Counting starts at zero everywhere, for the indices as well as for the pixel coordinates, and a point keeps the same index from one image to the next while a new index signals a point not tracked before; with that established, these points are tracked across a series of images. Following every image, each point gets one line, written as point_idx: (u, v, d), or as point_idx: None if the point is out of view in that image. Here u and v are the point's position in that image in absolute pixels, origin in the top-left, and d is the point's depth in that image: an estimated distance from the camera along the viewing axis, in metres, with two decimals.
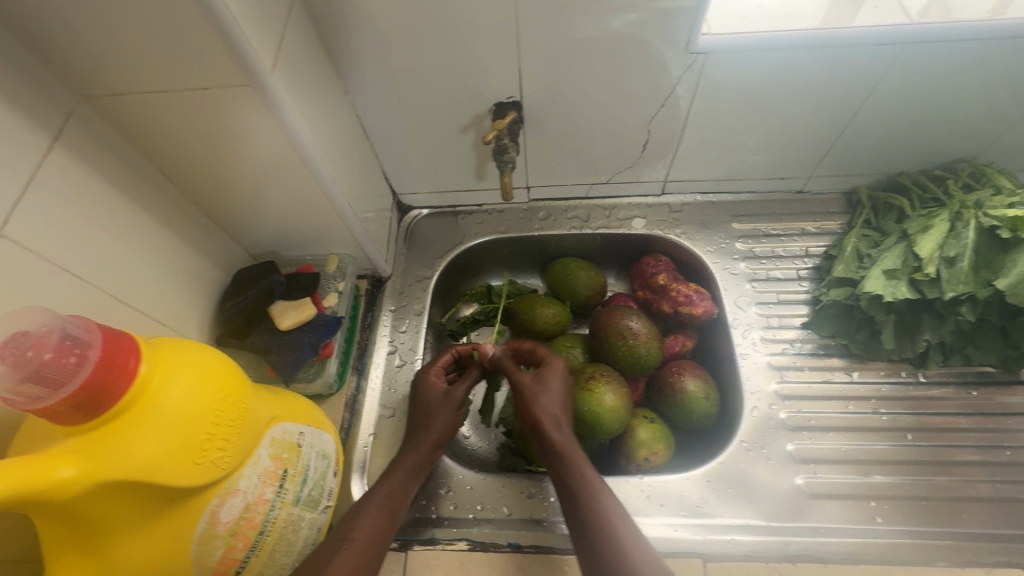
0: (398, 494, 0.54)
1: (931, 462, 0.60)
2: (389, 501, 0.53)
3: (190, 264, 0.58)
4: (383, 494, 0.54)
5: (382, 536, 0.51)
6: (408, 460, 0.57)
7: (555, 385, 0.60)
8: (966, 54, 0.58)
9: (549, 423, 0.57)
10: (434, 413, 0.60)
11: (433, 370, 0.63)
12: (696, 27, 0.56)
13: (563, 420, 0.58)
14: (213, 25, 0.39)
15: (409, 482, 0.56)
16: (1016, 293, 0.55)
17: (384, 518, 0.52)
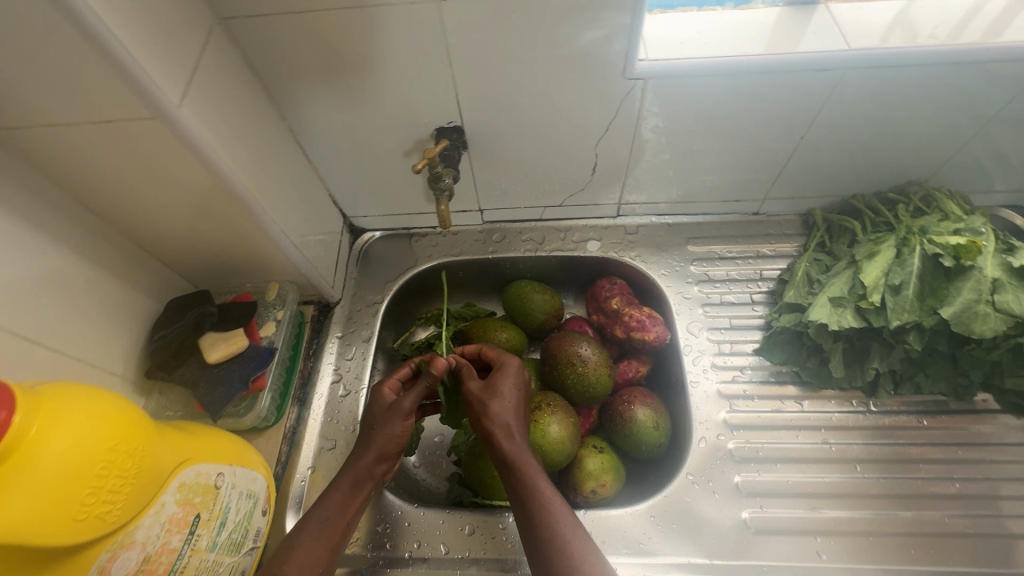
0: (334, 522, 0.52)
1: (879, 495, 0.59)
2: (325, 531, 0.51)
3: (119, 297, 0.57)
4: (319, 521, 0.52)
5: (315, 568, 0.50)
6: (346, 482, 0.54)
7: (505, 391, 0.56)
8: (907, 79, 0.57)
9: (500, 433, 0.53)
10: (381, 429, 0.56)
11: (388, 384, 0.59)
12: (632, 53, 0.55)
13: (516, 429, 0.54)
14: (111, 64, 0.40)
15: (348, 506, 0.53)
16: (959, 322, 0.55)
17: (318, 552, 0.50)
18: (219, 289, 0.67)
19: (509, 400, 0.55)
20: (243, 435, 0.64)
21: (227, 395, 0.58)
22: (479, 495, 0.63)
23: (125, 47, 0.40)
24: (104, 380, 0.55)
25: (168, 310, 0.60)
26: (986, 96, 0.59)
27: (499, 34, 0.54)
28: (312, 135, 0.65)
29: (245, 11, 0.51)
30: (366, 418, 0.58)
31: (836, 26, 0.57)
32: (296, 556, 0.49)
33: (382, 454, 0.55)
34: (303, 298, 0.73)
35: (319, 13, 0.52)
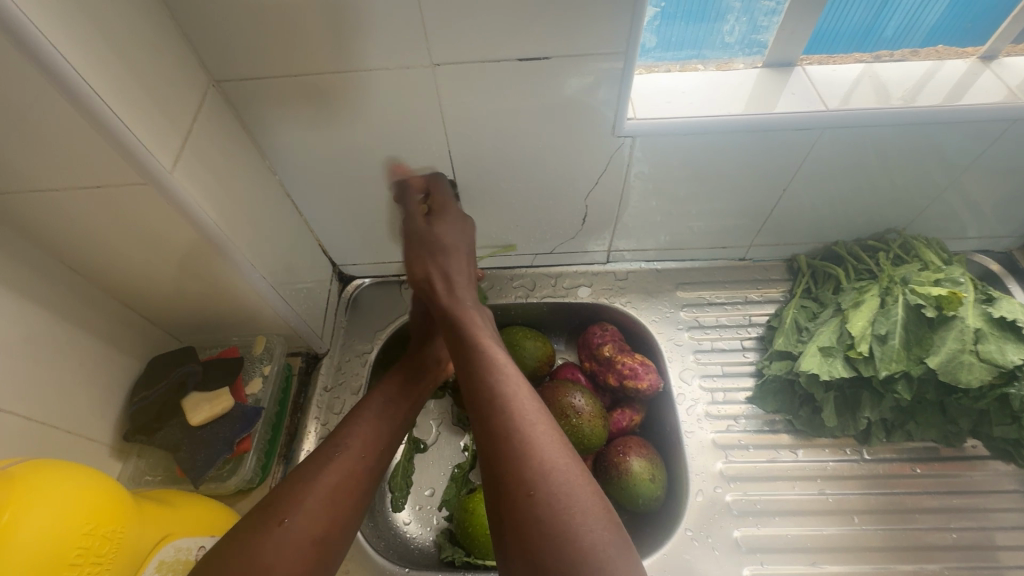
0: (394, 403, 0.58)
1: (877, 547, 0.59)
2: (383, 412, 0.57)
3: (99, 359, 0.55)
4: (380, 404, 0.57)
5: (377, 444, 0.54)
6: (405, 370, 0.62)
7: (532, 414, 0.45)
8: (882, 137, 0.60)
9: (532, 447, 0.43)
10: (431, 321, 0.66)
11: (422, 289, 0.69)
12: (621, 113, 0.57)
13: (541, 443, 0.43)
14: (106, 135, 0.40)
15: (408, 390, 0.60)
16: (946, 372, 0.56)
17: (380, 430, 0.55)
18: (204, 344, 0.66)
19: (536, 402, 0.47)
20: (227, 498, 0.62)
21: (211, 458, 0.56)
22: (472, 553, 0.62)
23: (122, 120, 0.41)
24: (80, 447, 0.53)
25: (149, 371, 0.59)
26: (953, 152, 0.62)
27: (492, 95, 0.55)
28: (304, 188, 0.65)
29: (242, 74, 0.53)
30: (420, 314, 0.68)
31: (813, 88, 0.60)
32: (359, 433, 0.54)
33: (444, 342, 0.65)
34: (291, 349, 0.71)
35: (315, 75, 0.53)
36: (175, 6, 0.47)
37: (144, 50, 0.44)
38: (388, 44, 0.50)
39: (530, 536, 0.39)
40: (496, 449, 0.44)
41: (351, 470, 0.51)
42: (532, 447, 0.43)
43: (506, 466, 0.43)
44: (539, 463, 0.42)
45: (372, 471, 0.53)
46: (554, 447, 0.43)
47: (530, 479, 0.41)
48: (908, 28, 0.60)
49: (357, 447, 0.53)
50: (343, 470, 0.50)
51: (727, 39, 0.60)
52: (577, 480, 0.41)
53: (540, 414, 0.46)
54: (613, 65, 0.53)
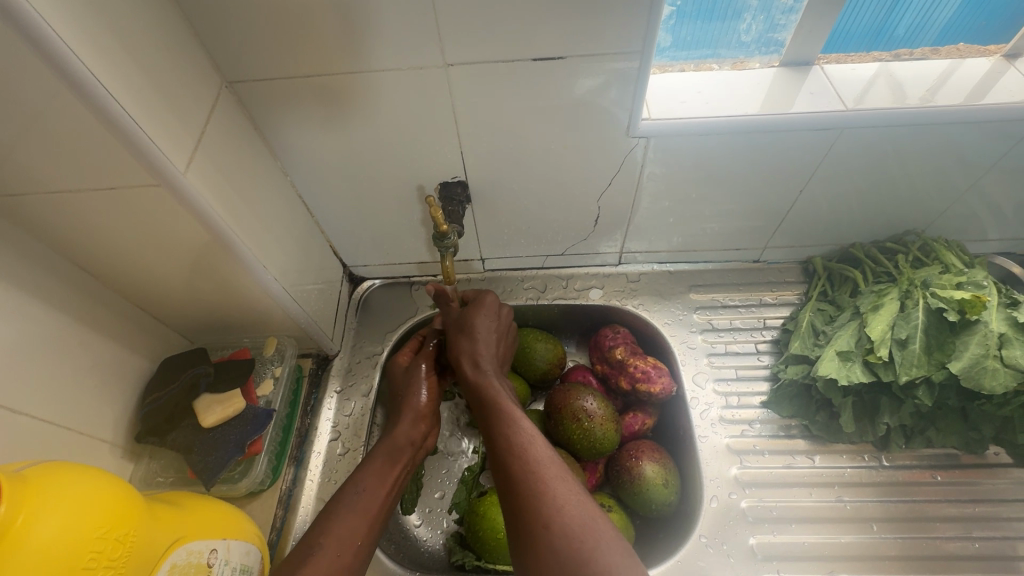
0: (372, 494, 0.52)
1: (897, 556, 0.58)
2: (362, 505, 0.51)
3: (112, 360, 0.55)
4: (355, 495, 0.51)
5: (354, 543, 0.48)
6: (383, 451, 0.57)
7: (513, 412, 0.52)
8: (903, 137, 0.58)
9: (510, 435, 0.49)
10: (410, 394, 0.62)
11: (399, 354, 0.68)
12: (635, 113, 0.56)
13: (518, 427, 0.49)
14: (119, 136, 0.40)
15: (384, 477, 0.54)
16: (969, 377, 0.55)
17: (357, 527, 0.49)
18: (216, 346, 0.66)
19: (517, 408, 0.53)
20: (237, 500, 0.62)
21: (223, 460, 0.56)
22: (483, 558, 0.61)
23: (135, 121, 0.41)
24: (93, 448, 0.53)
25: (161, 372, 0.59)
26: (976, 153, 0.60)
27: (504, 96, 0.55)
28: (315, 189, 0.65)
29: (255, 75, 0.52)
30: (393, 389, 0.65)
31: (832, 88, 0.59)
32: (336, 528, 0.48)
33: (417, 418, 0.61)
34: (301, 351, 0.71)
35: (327, 76, 0.53)
36: (188, 8, 0.47)
37: (157, 51, 0.44)
38: (400, 44, 0.50)
39: (531, 530, 0.41)
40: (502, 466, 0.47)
41: (330, 572, 0.46)
42: (522, 446, 0.47)
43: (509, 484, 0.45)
44: (535, 477, 0.44)
45: (351, 575, 0.47)
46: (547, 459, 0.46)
47: (527, 493, 0.43)
48: (928, 28, 0.58)
49: (334, 544, 0.47)
50: (322, 573, 0.45)
51: (743, 38, 0.60)
52: (565, 481, 0.43)
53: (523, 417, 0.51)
54: (628, 65, 0.52)
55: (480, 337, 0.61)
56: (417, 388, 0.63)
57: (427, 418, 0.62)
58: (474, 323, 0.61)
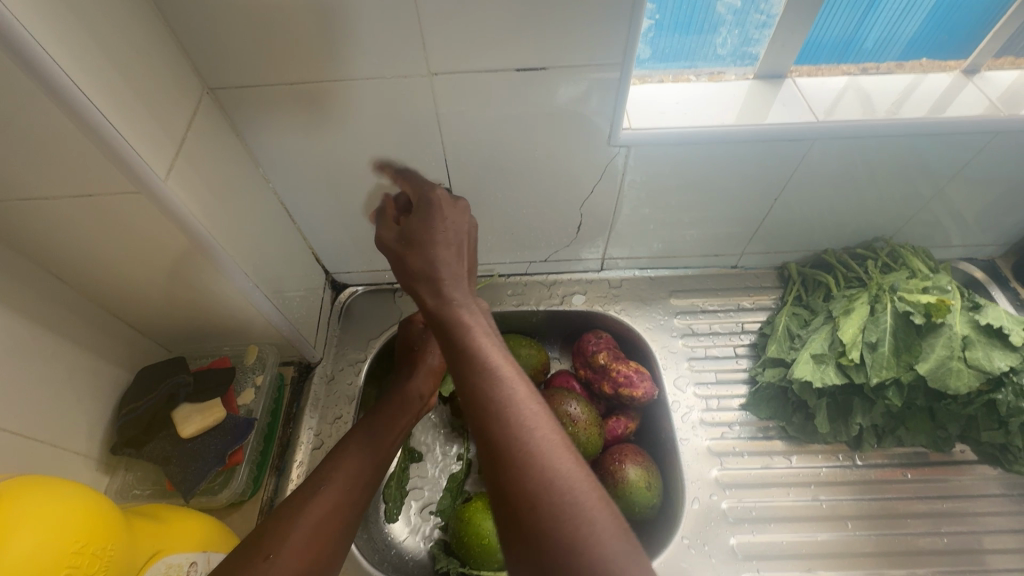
0: (357, 464, 0.54)
1: (870, 553, 0.60)
2: (370, 445, 0.56)
3: (85, 370, 0.54)
4: (366, 434, 0.57)
5: (361, 479, 0.54)
6: (395, 397, 0.62)
7: (482, 338, 0.44)
8: (870, 148, 0.61)
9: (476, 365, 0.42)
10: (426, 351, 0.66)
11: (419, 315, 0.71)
12: (616, 123, 0.57)
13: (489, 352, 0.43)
14: (97, 141, 0.40)
15: (394, 421, 0.60)
16: (935, 378, 0.57)
17: (365, 463, 0.55)
18: (194, 355, 0.65)
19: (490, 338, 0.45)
20: (216, 512, 0.60)
21: (202, 472, 0.55)
22: (467, 564, 0.61)
23: (113, 126, 0.40)
24: (65, 461, 0.52)
25: (138, 382, 0.57)
26: (937, 164, 0.63)
27: (488, 105, 0.55)
28: (297, 196, 0.65)
29: (237, 81, 0.52)
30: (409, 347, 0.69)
31: (803, 100, 0.61)
32: (346, 463, 0.54)
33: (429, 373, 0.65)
34: (283, 359, 0.70)
35: (309, 84, 0.53)
36: (170, 14, 0.47)
37: (136, 55, 0.43)
38: (385, 52, 0.50)
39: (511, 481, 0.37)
40: (487, 437, 0.39)
41: (337, 502, 0.51)
42: (492, 377, 0.42)
43: (500, 467, 0.38)
44: (537, 460, 0.38)
45: (355, 506, 0.52)
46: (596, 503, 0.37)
47: (527, 477, 0.37)
48: (895, 42, 0.61)
49: (342, 479, 0.53)
50: (327, 504, 0.50)
51: (719, 51, 0.61)
52: (540, 421, 0.40)
53: (495, 348, 0.44)
54: (609, 76, 0.53)
55: (444, 232, 0.52)
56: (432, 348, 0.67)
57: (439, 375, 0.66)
58: (437, 217, 0.54)
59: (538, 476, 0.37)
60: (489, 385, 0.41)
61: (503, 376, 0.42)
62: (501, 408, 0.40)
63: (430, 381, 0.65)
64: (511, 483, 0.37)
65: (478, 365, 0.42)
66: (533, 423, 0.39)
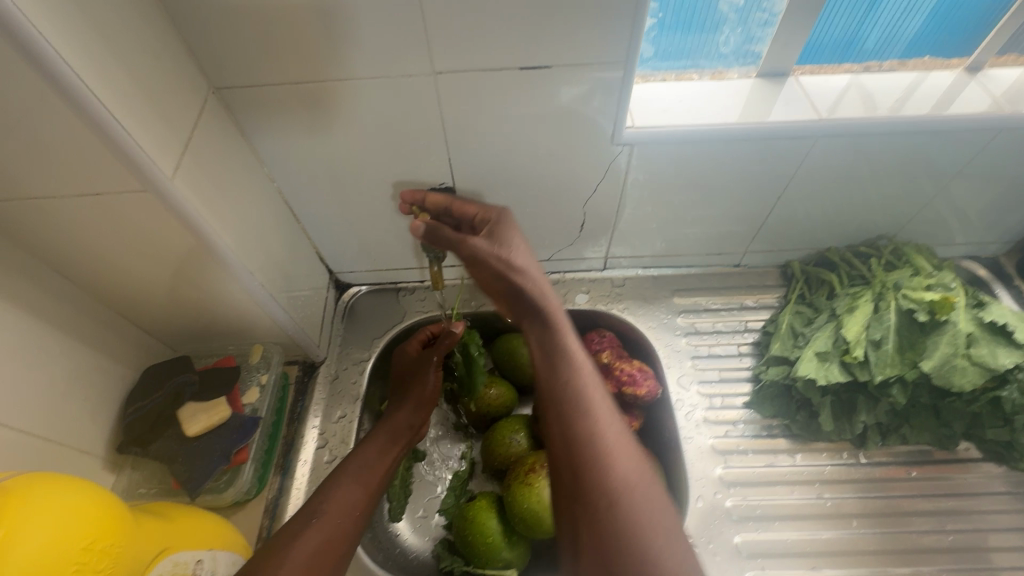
0: (346, 498, 0.55)
1: (875, 551, 0.60)
2: (361, 477, 0.58)
3: (91, 369, 0.54)
4: (357, 466, 0.58)
5: (355, 510, 0.55)
6: (385, 429, 0.63)
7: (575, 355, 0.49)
8: (873, 146, 0.61)
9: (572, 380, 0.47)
10: (417, 381, 0.66)
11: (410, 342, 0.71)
12: (619, 122, 0.58)
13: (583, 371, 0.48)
14: (106, 141, 0.40)
15: (384, 454, 0.61)
16: (940, 375, 0.57)
17: (355, 496, 0.56)
18: (199, 354, 0.65)
19: (584, 358, 0.49)
20: (221, 511, 0.61)
21: (208, 470, 0.56)
22: (471, 563, 0.61)
23: (120, 124, 0.40)
24: (71, 459, 0.52)
25: (144, 381, 0.58)
26: (941, 161, 0.63)
27: (492, 104, 0.56)
28: (301, 195, 0.65)
29: (242, 81, 0.52)
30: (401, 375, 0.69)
31: (806, 98, 0.61)
32: (338, 494, 0.55)
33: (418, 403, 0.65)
34: (287, 358, 0.71)
35: (314, 84, 0.53)
36: (176, 14, 0.47)
37: (142, 54, 0.44)
38: (389, 51, 0.50)
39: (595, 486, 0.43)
40: (580, 449, 0.44)
41: (331, 535, 0.52)
42: (578, 392, 0.47)
43: (587, 474, 0.43)
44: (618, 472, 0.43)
45: (348, 538, 0.53)
46: (642, 475, 0.44)
47: (602, 488, 0.42)
48: (895, 40, 0.61)
49: (335, 509, 0.54)
50: (321, 536, 0.51)
51: (722, 50, 0.61)
52: (620, 436, 0.45)
53: (587, 367, 0.48)
54: (612, 74, 0.53)
55: (514, 242, 0.54)
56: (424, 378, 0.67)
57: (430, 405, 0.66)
58: (504, 228, 0.55)
59: (623, 485, 0.42)
60: (569, 368, 0.47)
61: (590, 394, 0.47)
62: (580, 390, 0.47)
63: (421, 411, 0.65)
64: (597, 488, 0.43)
65: (566, 382, 0.47)
66: (615, 439, 0.44)
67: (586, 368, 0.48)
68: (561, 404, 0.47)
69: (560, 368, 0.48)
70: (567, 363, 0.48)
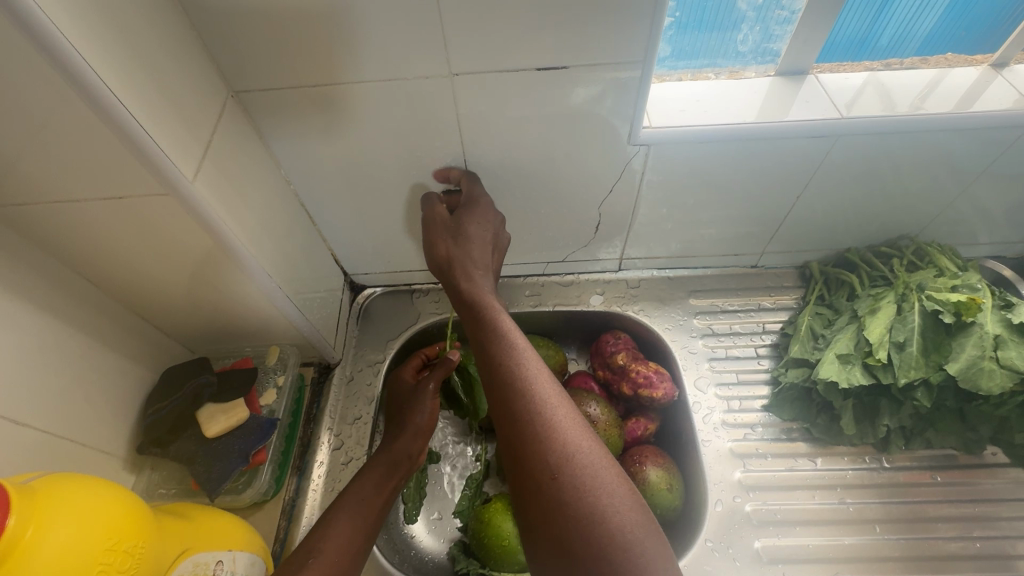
0: (341, 538, 0.53)
1: (900, 557, 0.59)
2: (358, 514, 0.55)
3: (112, 370, 0.55)
4: (354, 501, 0.56)
5: (350, 551, 0.52)
6: (382, 461, 0.59)
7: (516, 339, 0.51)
8: (896, 144, 0.60)
9: (510, 360, 0.49)
10: (414, 410, 0.62)
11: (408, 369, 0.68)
12: (636, 122, 0.57)
13: (522, 352, 0.50)
14: (128, 145, 0.40)
15: (381, 488, 0.58)
16: (966, 378, 0.56)
17: (351, 535, 0.53)
18: (217, 355, 0.65)
19: (525, 343, 0.51)
20: (239, 511, 0.61)
21: (226, 472, 0.56)
22: (486, 566, 0.61)
23: (141, 127, 0.41)
24: (92, 459, 0.53)
25: (163, 383, 0.58)
26: (965, 160, 0.62)
27: (507, 106, 0.56)
28: (317, 198, 0.65)
29: (260, 84, 0.53)
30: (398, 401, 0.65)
31: (827, 96, 0.60)
32: (333, 533, 0.53)
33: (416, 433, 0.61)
34: (303, 359, 0.71)
35: (331, 87, 0.53)
36: (195, 18, 0.47)
37: (162, 58, 0.44)
38: (406, 53, 0.51)
39: (534, 460, 0.44)
40: (517, 428, 0.46)
41: None
42: (516, 374, 0.48)
43: (524, 452, 0.44)
44: (561, 446, 0.44)
45: None
46: (589, 446, 0.44)
47: (546, 462, 0.43)
48: (911, 37, 0.60)
49: (329, 551, 0.51)
50: None
51: (740, 48, 0.61)
52: (564, 412, 0.46)
53: (528, 350, 0.50)
54: (629, 74, 0.53)
55: (474, 237, 0.58)
56: (422, 406, 0.63)
57: (428, 435, 0.62)
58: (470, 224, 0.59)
59: (562, 457, 0.43)
60: (519, 378, 0.48)
61: (533, 374, 0.48)
62: (528, 396, 0.47)
63: (419, 441, 0.61)
64: (535, 464, 0.44)
65: (508, 366, 0.49)
66: (559, 417, 0.45)
67: (533, 370, 0.48)
68: (500, 388, 0.48)
69: (498, 353, 0.50)
70: (513, 369, 0.48)
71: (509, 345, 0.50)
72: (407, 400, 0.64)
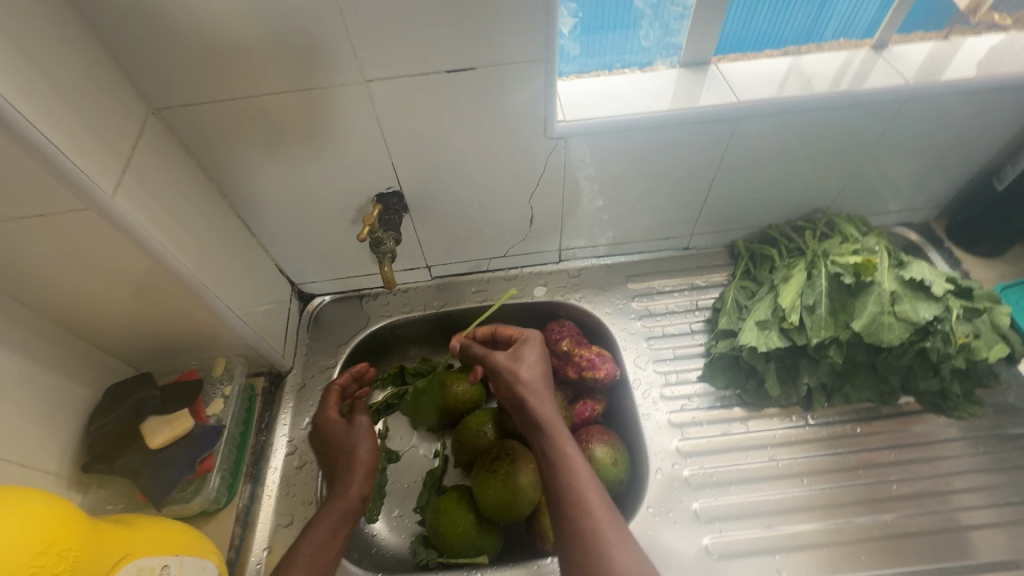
0: None
1: (828, 505, 0.63)
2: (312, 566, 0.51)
3: (54, 392, 0.55)
4: (307, 552, 0.52)
5: None
6: (331, 506, 0.56)
7: (531, 382, 0.59)
8: (793, 123, 0.65)
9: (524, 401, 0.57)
10: (354, 449, 0.60)
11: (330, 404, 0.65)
12: (550, 116, 0.60)
13: (537, 392, 0.58)
14: (44, 164, 0.41)
15: (334, 534, 0.54)
16: (869, 333, 0.60)
17: None
18: (163, 370, 0.66)
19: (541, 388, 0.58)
20: (192, 522, 0.61)
21: (172, 481, 0.57)
22: (445, 554, 0.63)
23: (56, 146, 0.42)
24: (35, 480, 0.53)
25: (107, 399, 0.59)
26: (858, 133, 0.67)
27: (427, 108, 0.58)
28: (254, 209, 0.67)
29: (183, 99, 0.54)
30: (328, 440, 0.62)
31: (727, 83, 0.64)
32: None
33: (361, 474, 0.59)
34: (252, 370, 0.72)
35: (254, 99, 0.55)
36: (113, 39, 0.49)
37: (77, 80, 0.45)
38: (322, 62, 0.53)
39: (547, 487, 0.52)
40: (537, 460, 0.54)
41: None
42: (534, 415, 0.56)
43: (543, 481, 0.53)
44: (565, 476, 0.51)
45: None
46: (587, 476, 0.51)
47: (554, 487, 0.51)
48: (858, 17, 0.66)
49: None
50: None
51: (644, 44, 0.65)
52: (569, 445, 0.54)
53: (542, 394, 0.58)
54: (538, 72, 0.56)
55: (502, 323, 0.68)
56: (362, 444, 0.61)
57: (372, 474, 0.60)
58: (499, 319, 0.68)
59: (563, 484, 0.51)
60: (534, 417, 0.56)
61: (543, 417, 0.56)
62: (551, 435, 0.54)
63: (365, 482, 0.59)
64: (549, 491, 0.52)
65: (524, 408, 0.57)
66: (563, 450, 0.53)
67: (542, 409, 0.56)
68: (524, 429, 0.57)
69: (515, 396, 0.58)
70: (527, 402, 0.57)
71: (527, 384, 0.58)
72: (344, 438, 0.62)
